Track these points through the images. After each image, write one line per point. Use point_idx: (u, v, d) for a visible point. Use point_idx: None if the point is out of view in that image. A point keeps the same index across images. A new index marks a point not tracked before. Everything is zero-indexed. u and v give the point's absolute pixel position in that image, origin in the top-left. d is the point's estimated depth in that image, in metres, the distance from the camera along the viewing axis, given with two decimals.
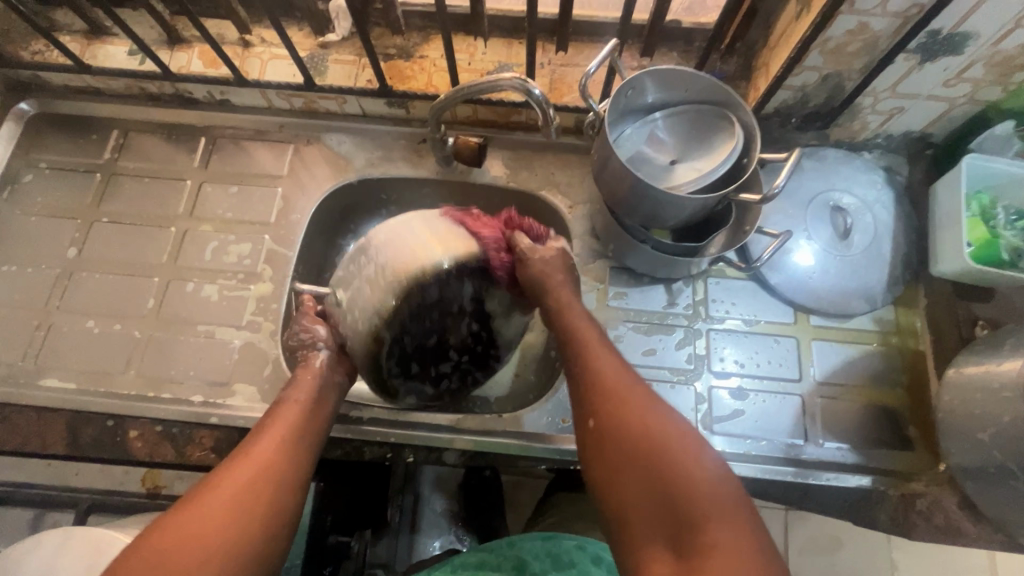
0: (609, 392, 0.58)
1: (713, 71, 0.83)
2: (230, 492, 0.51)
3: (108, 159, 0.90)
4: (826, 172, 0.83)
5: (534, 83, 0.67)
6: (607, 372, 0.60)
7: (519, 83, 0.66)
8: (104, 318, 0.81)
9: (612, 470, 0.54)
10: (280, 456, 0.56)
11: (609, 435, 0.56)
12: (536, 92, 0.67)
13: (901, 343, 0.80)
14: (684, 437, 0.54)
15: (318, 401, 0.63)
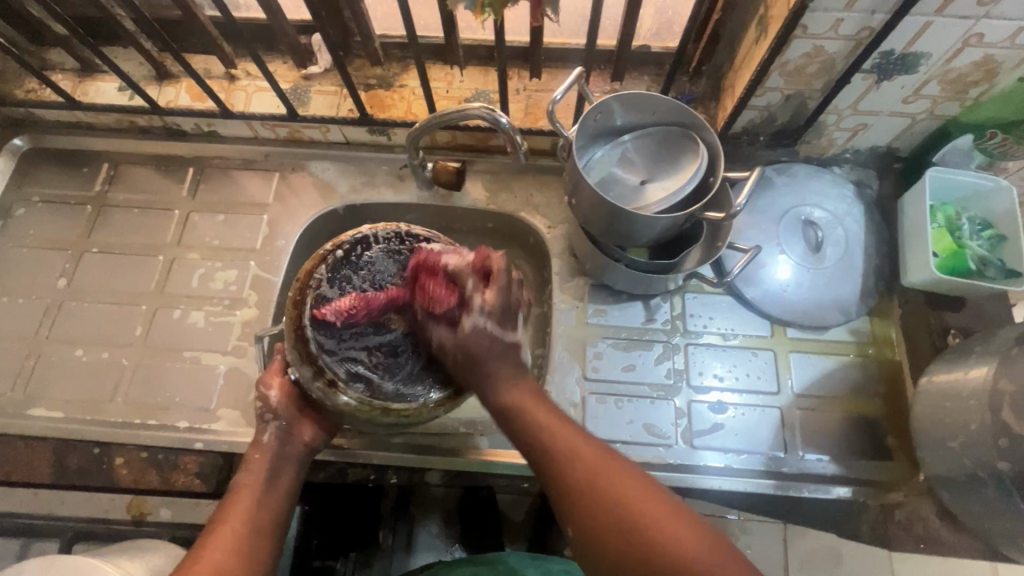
0: (565, 464, 0.53)
1: (683, 93, 0.86)
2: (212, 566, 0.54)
3: (99, 191, 0.92)
4: (797, 187, 0.85)
5: (501, 111, 0.70)
6: (561, 445, 0.55)
7: (487, 113, 0.69)
8: (92, 347, 0.82)
9: (593, 543, 0.50)
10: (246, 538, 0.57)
11: (577, 515, 0.51)
12: (504, 120, 0.70)
13: (878, 353, 0.81)
14: (650, 497, 0.50)
15: (276, 475, 0.65)
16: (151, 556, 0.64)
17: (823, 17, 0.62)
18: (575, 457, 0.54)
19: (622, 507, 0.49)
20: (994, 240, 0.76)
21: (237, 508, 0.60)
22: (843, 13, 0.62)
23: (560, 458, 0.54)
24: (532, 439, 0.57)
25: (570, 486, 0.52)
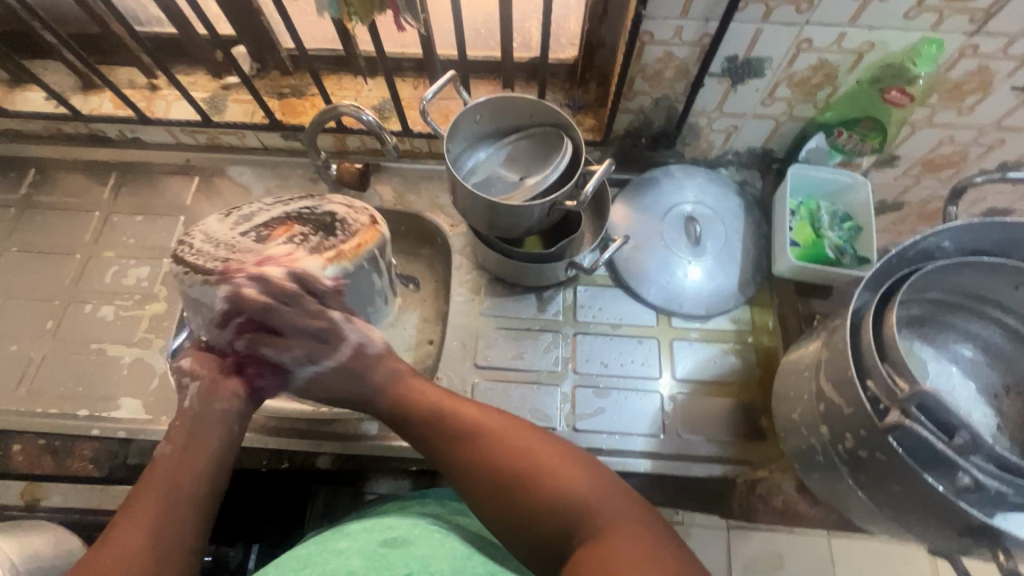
0: (453, 433, 0.60)
1: (574, 100, 0.92)
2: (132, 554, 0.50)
3: (24, 194, 0.96)
4: (680, 186, 0.91)
5: (369, 110, 0.76)
6: (448, 420, 0.61)
7: (353, 110, 0.75)
8: (2, 340, 0.85)
9: (488, 506, 0.56)
10: (169, 516, 0.54)
11: (469, 482, 0.57)
12: (369, 117, 0.75)
13: (756, 340, 0.85)
14: (527, 445, 0.58)
15: (201, 445, 0.60)
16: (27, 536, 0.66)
17: (664, 24, 0.69)
18: (456, 433, 0.60)
19: (506, 465, 0.56)
20: (852, 231, 0.83)
21: (161, 476, 0.56)
22: (681, 20, 0.68)
23: (450, 430, 0.61)
24: (423, 423, 0.63)
25: (457, 457, 0.59)
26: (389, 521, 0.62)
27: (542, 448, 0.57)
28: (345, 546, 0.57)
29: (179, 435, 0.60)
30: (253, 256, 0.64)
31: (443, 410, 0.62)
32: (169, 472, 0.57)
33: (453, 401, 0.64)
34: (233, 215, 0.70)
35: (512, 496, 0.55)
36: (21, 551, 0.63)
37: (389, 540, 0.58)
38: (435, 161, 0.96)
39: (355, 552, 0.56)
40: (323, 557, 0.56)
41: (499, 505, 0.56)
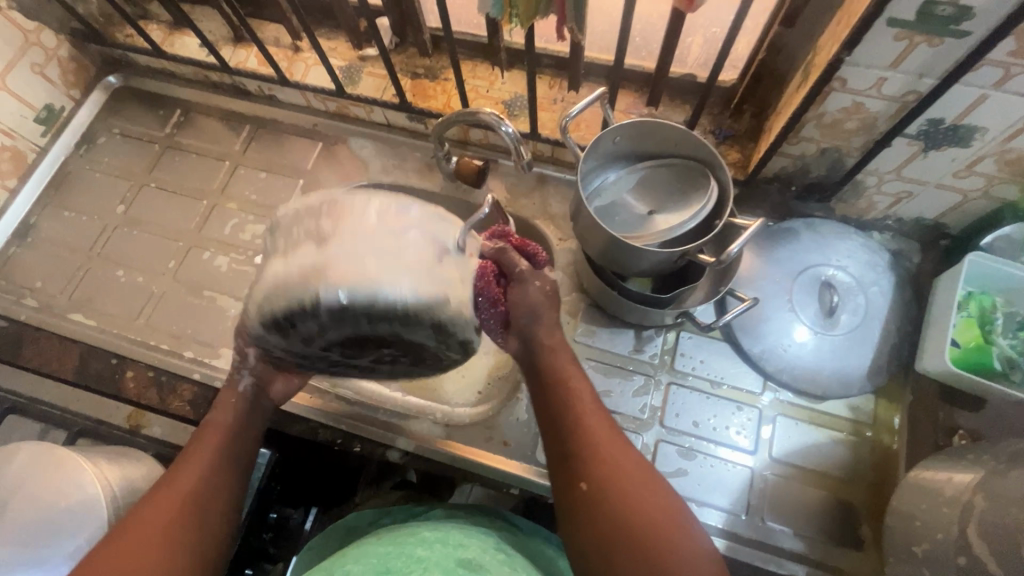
0: (587, 431, 0.59)
1: (722, 129, 0.83)
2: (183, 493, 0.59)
3: (168, 133, 1.02)
4: (821, 245, 0.81)
5: (509, 121, 0.70)
6: (591, 419, 0.60)
7: (494, 121, 0.70)
8: (132, 270, 0.92)
9: (614, 524, 0.54)
10: (217, 472, 0.62)
11: (608, 490, 0.56)
12: (509, 130, 0.70)
13: (874, 436, 0.76)
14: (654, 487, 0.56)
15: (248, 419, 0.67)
16: (132, 465, 0.71)
17: (865, 72, 0.59)
18: (593, 438, 0.59)
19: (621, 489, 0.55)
20: None
21: (218, 432, 0.64)
22: (888, 72, 0.58)
23: (585, 429, 0.60)
24: (563, 407, 0.61)
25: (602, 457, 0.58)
26: (456, 534, 0.68)
27: (660, 495, 0.56)
28: (423, 555, 0.64)
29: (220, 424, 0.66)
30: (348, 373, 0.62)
31: (588, 408, 0.61)
32: (204, 465, 0.62)
33: (599, 406, 0.62)
34: (301, 335, 0.51)
35: (614, 513, 0.54)
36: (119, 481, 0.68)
37: (462, 559, 0.64)
38: (556, 168, 0.91)
39: (433, 564, 0.62)
40: (403, 559, 0.62)
41: (597, 516, 0.55)
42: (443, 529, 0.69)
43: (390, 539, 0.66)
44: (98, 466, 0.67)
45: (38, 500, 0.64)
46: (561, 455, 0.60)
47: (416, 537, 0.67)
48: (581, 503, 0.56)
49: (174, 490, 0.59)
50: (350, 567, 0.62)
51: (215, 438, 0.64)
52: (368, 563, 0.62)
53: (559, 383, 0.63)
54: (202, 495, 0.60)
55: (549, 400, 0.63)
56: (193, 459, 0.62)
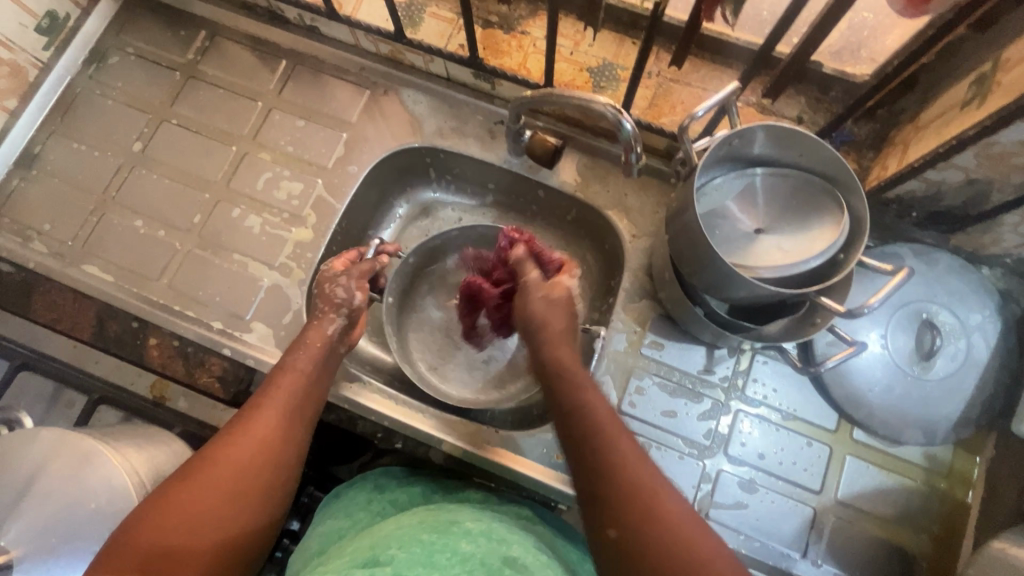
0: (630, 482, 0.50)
1: (840, 133, 0.72)
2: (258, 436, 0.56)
3: (190, 60, 0.88)
4: (930, 278, 0.73)
5: (629, 115, 0.60)
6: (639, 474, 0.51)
7: (612, 114, 0.59)
8: (152, 221, 0.82)
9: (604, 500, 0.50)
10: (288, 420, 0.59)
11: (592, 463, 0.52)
12: (628, 126, 0.60)
13: (947, 488, 0.72)
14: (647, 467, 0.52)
15: (318, 372, 0.65)
16: (161, 454, 0.65)
17: None
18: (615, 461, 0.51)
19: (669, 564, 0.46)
20: None
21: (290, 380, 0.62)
22: None
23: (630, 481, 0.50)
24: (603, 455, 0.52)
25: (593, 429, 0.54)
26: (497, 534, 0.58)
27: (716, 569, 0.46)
28: (469, 552, 0.54)
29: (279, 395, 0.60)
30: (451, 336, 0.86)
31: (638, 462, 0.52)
32: (262, 433, 0.56)
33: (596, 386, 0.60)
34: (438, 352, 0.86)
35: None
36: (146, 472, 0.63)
37: (510, 560, 0.54)
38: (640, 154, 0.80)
39: (480, 563, 0.52)
40: (449, 555, 0.52)
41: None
42: (487, 521, 0.59)
43: (432, 524, 0.57)
44: (127, 458, 0.60)
45: (63, 491, 0.59)
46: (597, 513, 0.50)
47: (461, 526, 0.57)
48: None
49: (223, 457, 0.53)
50: (393, 554, 0.51)
51: (273, 409, 0.59)
52: (414, 555, 0.52)
53: (601, 434, 0.54)
54: (257, 463, 0.55)
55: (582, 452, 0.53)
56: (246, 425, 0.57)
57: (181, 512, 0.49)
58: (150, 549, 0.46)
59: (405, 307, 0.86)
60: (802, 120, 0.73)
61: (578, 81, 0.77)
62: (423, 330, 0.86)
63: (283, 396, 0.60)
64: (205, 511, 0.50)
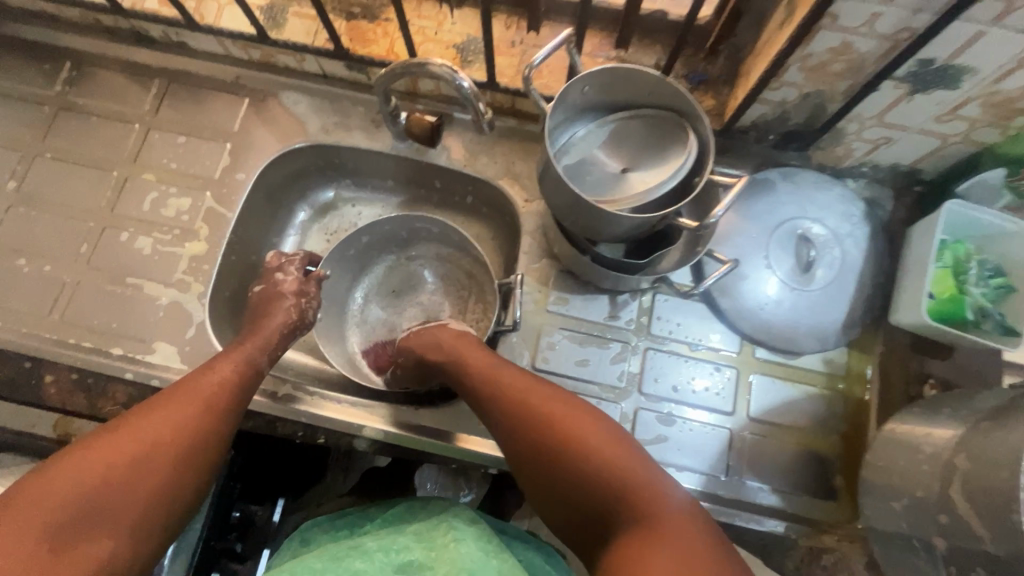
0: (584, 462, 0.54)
1: (695, 73, 0.76)
2: (187, 401, 0.58)
3: (58, 91, 0.86)
4: (800, 196, 0.78)
5: (466, 75, 0.66)
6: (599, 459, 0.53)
7: (447, 73, 0.65)
8: (36, 258, 0.79)
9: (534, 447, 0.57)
10: (219, 394, 0.61)
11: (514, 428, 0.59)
12: (466, 83, 0.66)
13: (848, 389, 0.76)
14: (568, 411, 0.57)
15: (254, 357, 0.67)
16: None
17: (857, 8, 0.53)
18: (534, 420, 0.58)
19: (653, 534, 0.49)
20: (1000, 290, 0.69)
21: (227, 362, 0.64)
22: (883, 7, 0.52)
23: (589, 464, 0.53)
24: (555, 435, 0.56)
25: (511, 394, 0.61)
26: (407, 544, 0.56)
27: (690, 542, 0.47)
28: (359, 566, 0.54)
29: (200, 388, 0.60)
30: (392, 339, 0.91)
31: (571, 417, 0.57)
32: (180, 411, 0.57)
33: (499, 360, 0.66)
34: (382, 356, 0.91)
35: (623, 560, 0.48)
36: None
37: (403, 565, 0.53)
38: (516, 121, 0.83)
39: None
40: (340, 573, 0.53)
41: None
42: (390, 535, 0.58)
43: (328, 552, 0.56)
44: None
45: None
46: (570, 515, 0.55)
47: (360, 547, 0.56)
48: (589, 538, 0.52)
49: (138, 437, 0.54)
50: None
51: (194, 400, 0.59)
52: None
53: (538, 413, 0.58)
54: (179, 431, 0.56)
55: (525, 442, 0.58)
56: (166, 410, 0.57)
57: (77, 486, 0.49)
58: (57, 516, 0.48)
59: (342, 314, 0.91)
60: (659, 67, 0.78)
61: (445, 58, 0.79)
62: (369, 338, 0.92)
63: (205, 389, 0.60)
64: (115, 469, 0.51)
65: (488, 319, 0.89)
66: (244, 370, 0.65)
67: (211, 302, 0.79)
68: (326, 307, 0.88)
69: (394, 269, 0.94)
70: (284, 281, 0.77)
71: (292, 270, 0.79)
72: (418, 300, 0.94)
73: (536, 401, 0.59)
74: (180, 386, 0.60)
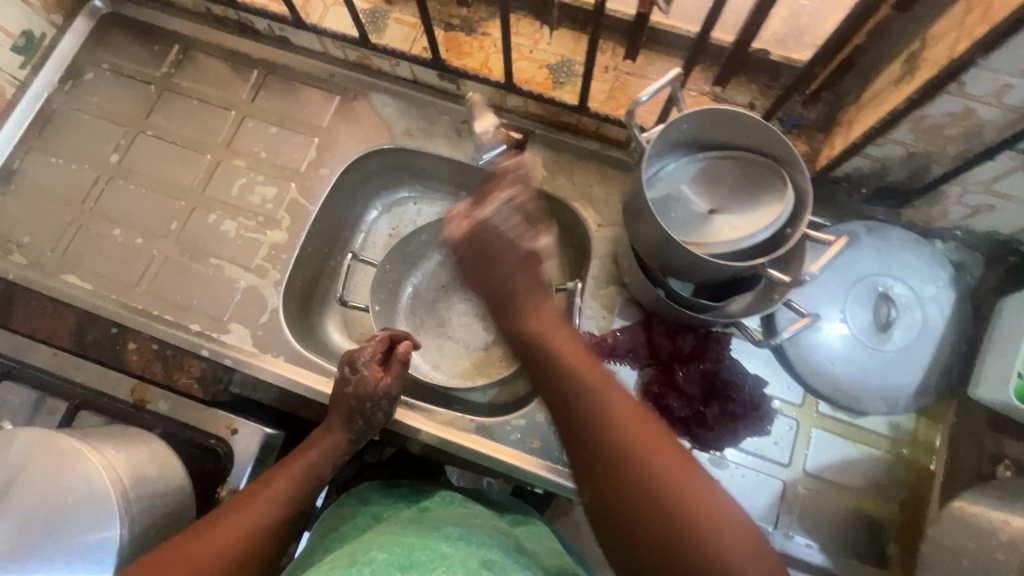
0: (648, 465, 0.47)
1: (791, 116, 0.75)
2: (243, 520, 0.58)
3: (164, 73, 0.91)
4: (885, 253, 0.75)
5: None
6: (678, 473, 0.47)
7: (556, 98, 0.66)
8: (130, 229, 0.84)
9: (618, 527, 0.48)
10: (271, 515, 0.60)
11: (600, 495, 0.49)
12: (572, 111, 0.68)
13: (912, 455, 0.74)
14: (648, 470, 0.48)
15: (318, 471, 0.67)
16: (135, 450, 0.65)
17: (988, 77, 0.51)
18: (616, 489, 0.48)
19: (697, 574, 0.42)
20: None
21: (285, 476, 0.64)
22: (1015, 79, 0.50)
23: (636, 457, 0.48)
24: (596, 431, 0.50)
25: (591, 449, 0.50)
26: (488, 550, 0.54)
27: None
28: (446, 550, 0.51)
29: (259, 501, 0.61)
30: (442, 333, 0.92)
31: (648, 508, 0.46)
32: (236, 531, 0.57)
33: (603, 389, 0.54)
34: (432, 348, 0.92)
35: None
36: (127, 464, 0.62)
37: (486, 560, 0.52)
38: (599, 145, 0.83)
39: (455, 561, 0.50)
40: (427, 553, 0.50)
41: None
42: (469, 527, 0.58)
43: (410, 528, 0.56)
44: (104, 454, 0.61)
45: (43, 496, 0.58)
46: None
47: (442, 529, 0.56)
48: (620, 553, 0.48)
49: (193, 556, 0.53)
50: (374, 553, 0.50)
51: (250, 511, 0.59)
52: (394, 549, 0.51)
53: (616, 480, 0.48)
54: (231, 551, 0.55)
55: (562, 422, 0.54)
56: (221, 529, 0.57)
57: None
58: None
59: (393, 306, 0.91)
60: (753, 106, 0.77)
61: (538, 77, 0.80)
62: (421, 332, 0.92)
63: (259, 508, 0.60)
64: None
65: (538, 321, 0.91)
66: (304, 482, 0.65)
67: (285, 290, 0.82)
68: (382, 300, 0.87)
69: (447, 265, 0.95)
70: (357, 379, 0.70)
71: (366, 362, 0.70)
72: (466, 295, 0.94)
73: (612, 467, 0.49)
74: (236, 504, 0.60)
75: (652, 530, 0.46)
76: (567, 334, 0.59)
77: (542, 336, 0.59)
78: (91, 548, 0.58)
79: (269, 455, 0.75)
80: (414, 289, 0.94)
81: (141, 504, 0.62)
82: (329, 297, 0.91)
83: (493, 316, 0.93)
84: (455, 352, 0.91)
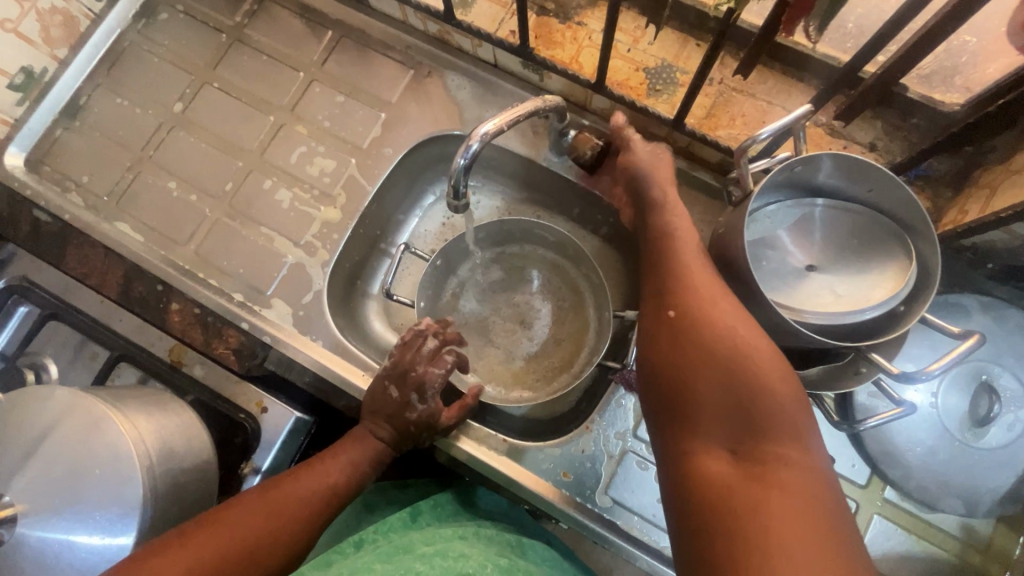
0: (747, 380, 0.46)
1: (917, 167, 0.66)
2: (285, 497, 0.59)
3: (237, 23, 0.86)
4: (996, 338, 0.65)
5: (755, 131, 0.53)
6: (776, 399, 0.45)
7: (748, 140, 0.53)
8: (186, 184, 0.82)
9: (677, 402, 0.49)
10: (315, 494, 0.61)
11: (667, 365, 0.51)
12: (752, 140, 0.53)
13: (983, 564, 0.66)
14: (730, 354, 0.48)
15: (365, 465, 0.66)
16: (168, 420, 0.63)
17: None
18: (682, 366, 0.50)
19: (774, 498, 0.41)
20: None
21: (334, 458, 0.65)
22: None
23: (736, 369, 0.47)
24: (695, 340, 0.50)
25: (682, 327, 0.51)
26: None
27: (831, 536, 0.39)
28: None
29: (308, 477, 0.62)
30: (483, 338, 0.87)
31: (715, 385, 0.48)
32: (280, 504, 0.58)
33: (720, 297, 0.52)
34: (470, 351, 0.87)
35: (723, 540, 0.41)
36: (156, 436, 0.60)
37: None
38: (686, 164, 0.72)
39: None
40: None
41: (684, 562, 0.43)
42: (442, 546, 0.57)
43: (382, 552, 0.56)
44: (136, 426, 0.59)
45: (75, 458, 0.58)
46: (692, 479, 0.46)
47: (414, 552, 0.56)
48: (681, 470, 0.47)
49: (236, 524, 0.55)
50: None
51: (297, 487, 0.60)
52: None
53: (686, 355, 0.50)
54: (271, 521, 0.57)
55: (655, 333, 0.53)
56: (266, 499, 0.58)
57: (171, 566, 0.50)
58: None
59: (437, 302, 0.87)
60: (875, 147, 0.68)
61: (632, 81, 0.72)
62: (461, 333, 0.88)
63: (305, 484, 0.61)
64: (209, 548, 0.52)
65: (585, 340, 0.86)
66: (350, 471, 0.65)
67: (332, 272, 0.79)
68: (428, 296, 0.83)
69: (499, 264, 0.90)
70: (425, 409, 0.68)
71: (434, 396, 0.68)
72: (514, 300, 0.89)
73: (695, 348, 0.49)
74: (286, 477, 0.61)
75: (731, 446, 0.46)
76: (692, 247, 0.56)
77: (659, 248, 0.58)
78: (110, 522, 0.56)
79: (295, 439, 0.72)
80: (461, 287, 0.89)
81: (166, 483, 0.60)
82: (375, 281, 0.88)
83: (540, 327, 0.88)
84: (493, 361, 0.86)
